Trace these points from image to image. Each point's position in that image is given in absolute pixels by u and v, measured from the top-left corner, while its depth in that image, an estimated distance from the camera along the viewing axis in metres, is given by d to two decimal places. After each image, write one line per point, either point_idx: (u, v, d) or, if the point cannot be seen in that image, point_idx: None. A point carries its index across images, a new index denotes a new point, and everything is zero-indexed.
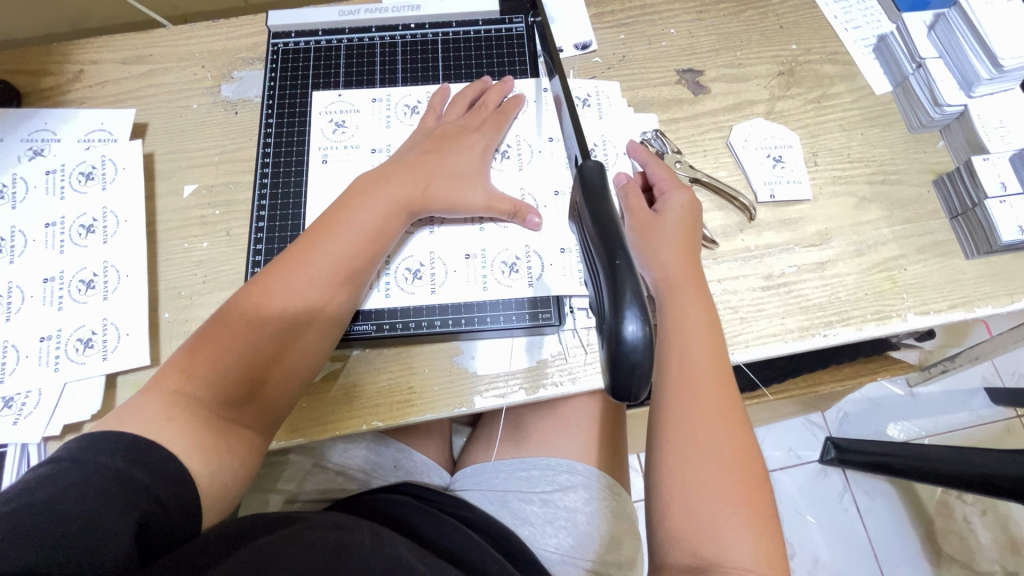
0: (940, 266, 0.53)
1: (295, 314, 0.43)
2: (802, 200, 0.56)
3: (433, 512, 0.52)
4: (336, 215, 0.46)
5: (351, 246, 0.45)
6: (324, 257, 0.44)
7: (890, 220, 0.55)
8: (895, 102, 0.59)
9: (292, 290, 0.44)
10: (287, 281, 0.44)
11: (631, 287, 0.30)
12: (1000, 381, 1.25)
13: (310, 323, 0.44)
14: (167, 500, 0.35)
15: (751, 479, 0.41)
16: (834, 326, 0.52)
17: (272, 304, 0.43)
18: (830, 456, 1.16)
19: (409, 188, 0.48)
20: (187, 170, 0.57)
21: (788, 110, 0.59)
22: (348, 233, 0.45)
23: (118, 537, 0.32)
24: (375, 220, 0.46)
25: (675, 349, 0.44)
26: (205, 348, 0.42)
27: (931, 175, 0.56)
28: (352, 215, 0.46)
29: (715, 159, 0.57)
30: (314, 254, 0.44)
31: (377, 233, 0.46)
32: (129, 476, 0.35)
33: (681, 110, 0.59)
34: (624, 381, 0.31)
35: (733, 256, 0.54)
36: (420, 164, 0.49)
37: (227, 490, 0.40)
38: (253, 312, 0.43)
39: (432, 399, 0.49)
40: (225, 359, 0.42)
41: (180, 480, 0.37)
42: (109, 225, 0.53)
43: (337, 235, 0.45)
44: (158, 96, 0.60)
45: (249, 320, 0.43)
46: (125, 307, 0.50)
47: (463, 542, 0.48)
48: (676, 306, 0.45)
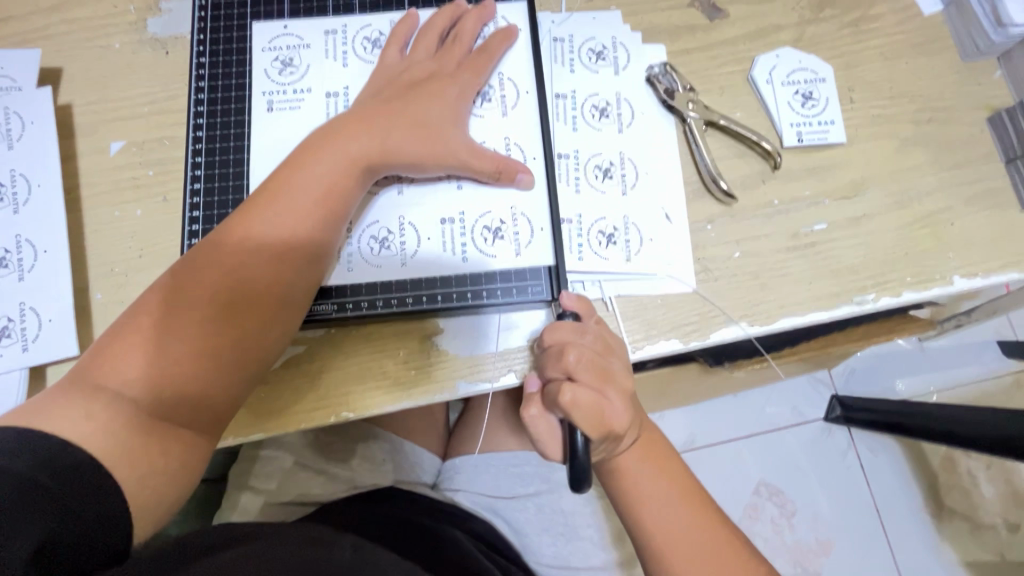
0: (992, 220, 0.46)
1: (241, 298, 0.37)
2: (835, 144, 0.47)
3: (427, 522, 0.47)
4: (284, 176, 0.39)
5: (303, 211, 0.38)
6: (273, 227, 0.38)
7: (936, 165, 0.47)
8: (946, 24, 0.50)
9: (236, 265, 0.37)
10: (229, 261, 0.37)
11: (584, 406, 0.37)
12: (1012, 334, 1.20)
13: (261, 304, 0.38)
14: (82, 510, 0.29)
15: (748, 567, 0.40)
16: (868, 292, 0.45)
17: (209, 288, 0.37)
18: (836, 414, 1.14)
19: (368, 140, 0.40)
20: (112, 123, 0.48)
21: (819, 36, 0.50)
22: (300, 193, 0.38)
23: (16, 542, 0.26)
24: (329, 182, 0.39)
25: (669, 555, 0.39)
26: (132, 340, 0.35)
27: (985, 112, 0.48)
28: (302, 175, 0.39)
29: (734, 97, 0.49)
30: (259, 222, 0.38)
31: (334, 194, 0.39)
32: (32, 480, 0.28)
33: (693, 39, 0.50)
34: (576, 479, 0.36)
35: (754, 212, 0.46)
36: (383, 112, 0.41)
37: (161, 496, 0.35)
38: (187, 299, 0.36)
39: (410, 386, 0.43)
40: (159, 347, 0.35)
41: (98, 488, 0.31)
42: (19, 191, 0.44)
43: (285, 200, 0.38)
44: (71, 33, 0.50)
45: (187, 302, 0.36)
46: (46, 288, 0.43)
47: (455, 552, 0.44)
48: (650, 486, 0.41)
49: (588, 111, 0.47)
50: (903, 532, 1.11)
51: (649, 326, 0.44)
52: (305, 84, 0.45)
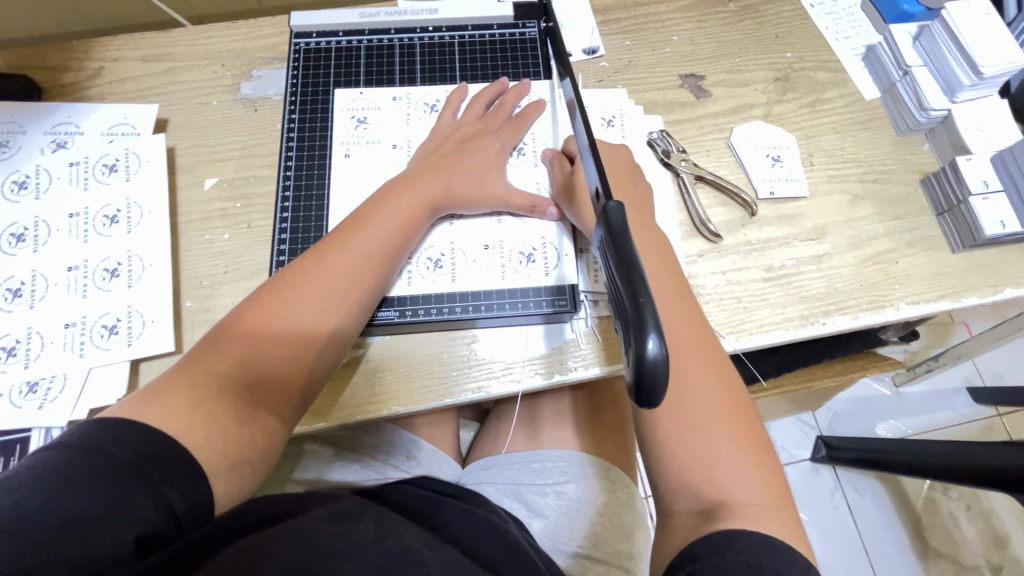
0: (929, 260, 0.57)
1: (329, 305, 0.45)
2: (799, 196, 0.59)
3: (449, 503, 0.54)
4: (371, 211, 0.49)
5: (382, 239, 0.48)
6: (360, 248, 0.47)
7: (882, 216, 0.58)
8: (883, 107, 0.63)
9: (327, 274, 0.46)
10: (322, 274, 0.46)
11: (650, 309, 0.29)
12: (981, 381, 1.29)
13: (342, 311, 0.46)
14: (174, 505, 0.36)
15: (735, 392, 0.44)
16: (830, 315, 0.54)
17: (305, 295, 0.45)
18: (821, 454, 1.20)
19: (434, 186, 0.50)
20: (209, 164, 0.58)
21: (784, 114, 0.62)
22: (380, 223, 0.48)
23: (117, 540, 0.34)
24: (404, 216, 0.49)
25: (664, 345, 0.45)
26: (241, 335, 0.43)
27: (918, 175, 0.60)
28: (383, 211, 0.49)
29: (718, 159, 0.60)
30: (344, 245, 0.47)
31: (406, 227, 0.49)
32: (139, 475, 0.36)
33: (684, 112, 0.62)
34: (643, 397, 0.29)
35: (736, 249, 0.57)
36: (442, 164, 0.52)
37: (242, 484, 0.42)
38: (285, 303, 0.45)
39: (451, 383, 0.51)
40: (260, 340, 0.43)
41: (193, 481, 0.38)
42: (132, 215, 0.54)
43: (370, 230, 0.48)
44: (179, 92, 0.61)
45: (285, 304, 0.45)
46: (149, 294, 0.51)
47: (476, 533, 0.50)
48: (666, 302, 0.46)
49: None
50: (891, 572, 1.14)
51: None
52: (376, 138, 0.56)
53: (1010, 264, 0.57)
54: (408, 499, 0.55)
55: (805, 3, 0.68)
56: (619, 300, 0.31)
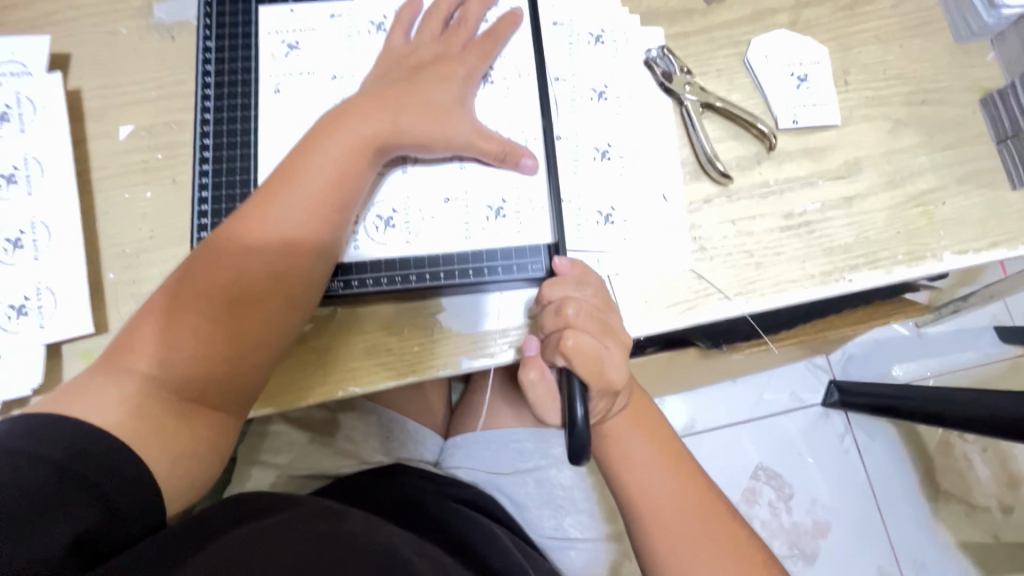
0: (983, 199, 0.47)
1: (257, 283, 0.39)
2: (829, 125, 0.48)
3: (432, 495, 0.50)
4: (299, 164, 0.40)
5: (313, 199, 0.40)
6: (287, 213, 0.39)
7: (929, 146, 0.48)
8: (941, 6, 0.51)
9: (266, 244, 0.39)
10: (246, 247, 0.39)
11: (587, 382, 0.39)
12: (1010, 319, 1.21)
13: (275, 292, 0.40)
14: (117, 501, 0.32)
15: (733, 532, 0.39)
16: (859, 269, 0.46)
17: (229, 274, 0.39)
18: (833, 399, 1.15)
19: (375, 129, 0.41)
20: (121, 108, 0.49)
21: (815, 19, 0.51)
22: (311, 178, 0.40)
23: (55, 538, 0.29)
24: (340, 169, 0.40)
25: (643, 500, 0.40)
26: (161, 323, 0.38)
27: (977, 94, 0.49)
28: (313, 163, 0.40)
29: (730, 80, 0.50)
30: (278, 207, 0.40)
31: (343, 182, 0.41)
32: (73, 472, 0.32)
33: (691, 22, 0.51)
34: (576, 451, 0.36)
35: (749, 193, 0.47)
36: (387, 99, 0.42)
37: (192, 478, 0.38)
38: (206, 285, 0.39)
39: (414, 360, 0.44)
40: (199, 328, 0.38)
41: (134, 476, 0.34)
42: (33, 174, 0.46)
43: (298, 189, 0.40)
44: (78, 19, 0.51)
45: (223, 283, 0.39)
46: (61, 268, 0.44)
47: (468, 527, 0.47)
48: (639, 449, 0.41)
49: (586, 94, 0.48)
50: (900, 515, 1.13)
51: (643, 302, 0.45)
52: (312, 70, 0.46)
53: None
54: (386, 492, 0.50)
55: None
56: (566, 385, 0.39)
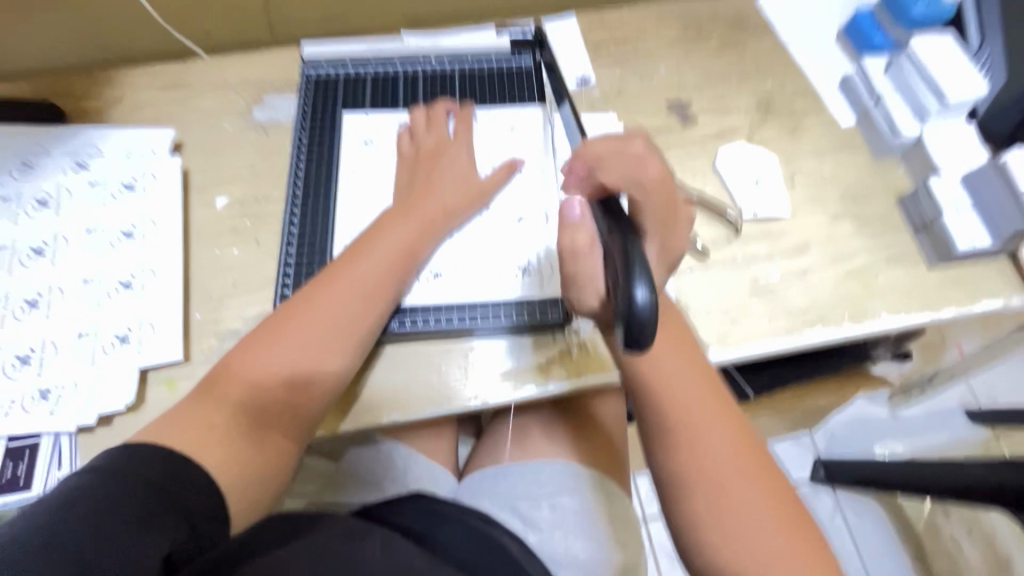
0: (907, 274, 0.59)
1: (335, 327, 0.48)
2: (781, 215, 0.62)
3: (450, 517, 0.56)
4: (370, 237, 0.52)
5: (384, 262, 0.51)
6: (362, 273, 0.50)
7: (861, 233, 0.61)
8: (860, 132, 0.67)
9: (343, 301, 0.48)
10: (325, 295, 0.49)
11: (643, 265, 0.34)
12: (976, 402, 1.30)
13: (348, 333, 0.48)
14: (198, 521, 0.39)
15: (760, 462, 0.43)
16: (814, 326, 0.57)
17: (310, 319, 0.47)
18: (820, 475, 1.20)
19: (427, 211, 0.54)
20: (221, 184, 0.61)
21: (766, 138, 0.66)
22: (382, 249, 0.51)
23: (148, 554, 0.36)
24: (403, 241, 0.52)
25: (682, 412, 0.44)
26: (251, 357, 0.46)
27: (894, 196, 0.63)
28: (383, 237, 0.52)
29: (704, 179, 0.64)
30: (353, 275, 0.50)
31: (406, 250, 0.52)
32: (164, 494, 0.38)
33: (671, 136, 0.66)
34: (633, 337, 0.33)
35: (723, 264, 0.59)
36: (425, 187, 0.56)
37: (257, 498, 0.44)
38: (291, 327, 0.47)
39: (448, 391, 0.53)
40: (288, 366, 0.46)
41: (214, 496, 0.40)
42: (147, 231, 0.56)
43: (372, 256, 0.51)
44: (194, 118, 0.65)
45: (305, 325, 0.47)
46: (161, 306, 0.54)
47: (481, 548, 0.53)
48: (677, 366, 0.46)
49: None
50: None
51: None
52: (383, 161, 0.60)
53: (985, 278, 0.59)
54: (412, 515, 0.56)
55: (783, 37, 0.73)
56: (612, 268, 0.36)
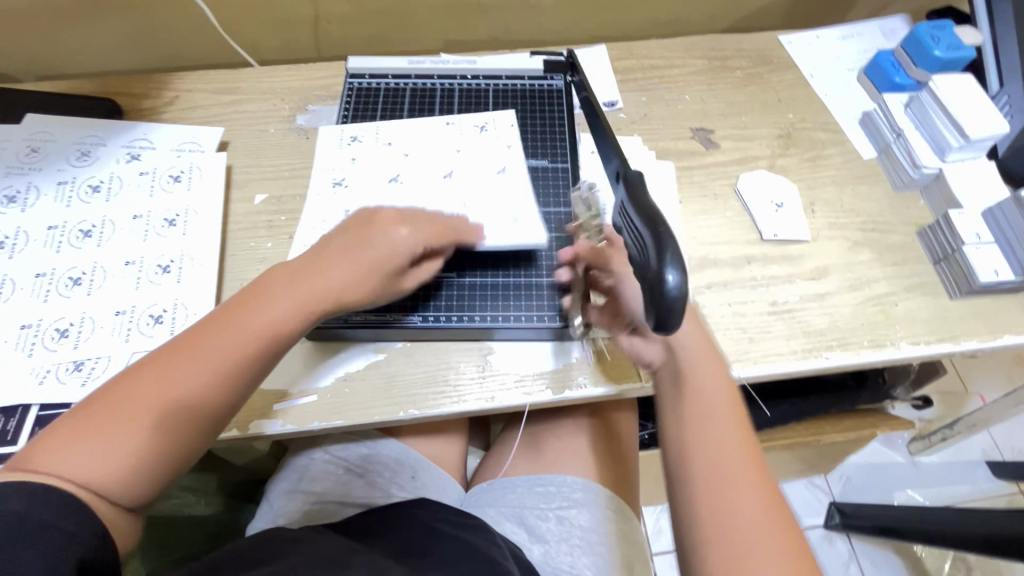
0: (927, 304, 0.59)
1: (213, 385, 0.42)
2: (801, 239, 0.63)
3: (446, 533, 0.54)
4: (268, 285, 0.46)
5: (280, 314, 0.45)
6: (253, 325, 0.44)
7: (881, 262, 0.62)
8: (880, 166, 0.68)
9: (212, 376, 0.42)
10: (207, 349, 0.42)
11: (672, 248, 0.36)
12: (1000, 455, 1.26)
13: (224, 395, 0.42)
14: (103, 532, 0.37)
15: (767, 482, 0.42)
16: (833, 350, 0.57)
17: (188, 376, 0.41)
18: (835, 521, 1.15)
19: (336, 270, 0.47)
20: (261, 181, 0.64)
21: (787, 166, 0.68)
22: (283, 296, 0.45)
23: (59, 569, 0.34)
24: (301, 297, 0.45)
25: (699, 418, 0.45)
26: (115, 407, 0.39)
27: (914, 227, 0.64)
28: (281, 287, 0.46)
29: (725, 203, 0.65)
30: (248, 319, 0.44)
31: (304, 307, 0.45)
32: (30, 518, 0.34)
33: (694, 160, 0.68)
34: (661, 315, 0.35)
35: (742, 284, 0.60)
36: (343, 245, 0.48)
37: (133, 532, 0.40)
38: (168, 382, 0.41)
39: (463, 392, 0.53)
40: (150, 422, 0.40)
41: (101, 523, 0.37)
42: (189, 220, 0.59)
43: (265, 304, 0.45)
44: (241, 120, 0.69)
45: (183, 379, 0.41)
46: (195, 290, 0.56)
47: (475, 565, 0.50)
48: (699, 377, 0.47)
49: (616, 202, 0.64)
50: None
51: None
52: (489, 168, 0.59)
53: (1006, 313, 0.59)
54: (408, 530, 0.54)
55: (805, 73, 0.75)
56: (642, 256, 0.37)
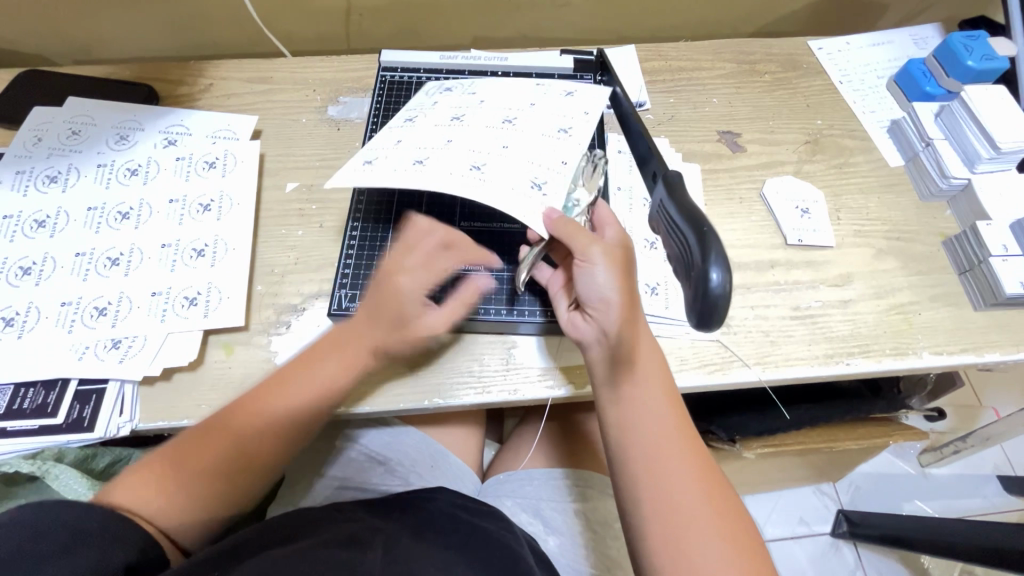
0: (951, 314, 0.59)
1: (278, 434, 0.49)
2: (825, 246, 0.63)
3: (461, 521, 0.54)
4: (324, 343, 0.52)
5: (339, 367, 0.51)
6: (317, 378, 0.51)
7: (905, 270, 0.62)
8: (907, 174, 0.68)
9: (282, 422, 0.49)
10: (273, 404, 0.49)
11: (716, 248, 0.41)
12: (1012, 470, 1.25)
13: (289, 440, 0.50)
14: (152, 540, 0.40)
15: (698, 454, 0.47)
16: (854, 356, 0.57)
17: (260, 424, 0.49)
18: (842, 529, 1.16)
19: (384, 325, 0.52)
20: (293, 170, 0.65)
21: (813, 172, 0.68)
22: (342, 352, 0.52)
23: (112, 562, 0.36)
24: (357, 352, 0.52)
25: (637, 403, 0.48)
26: (197, 453, 0.47)
27: (940, 237, 0.64)
28: (337, 349, 0.52)
29: (750, 207, 0.65)
30: (312, 373, 0.51)
31: (360, 359, 0.52)
32: (74, 526, 0.37)
33: (720, 163, 0.68)
34: (704, 312, 0.41)
35: (765, 287, 0.60)
36: (389, 293, 0.53)
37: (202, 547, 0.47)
38: (243, 432, 0.48)
39: (486, 383, 0.54)
40: (228, 465, 0.47)
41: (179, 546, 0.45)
42: (223, 206, 0.61)
43: (326, 359, 0.51)
44: (274, 109, 0.70)
45: (253, 427, 0.48)
46: (229, 274, 0.57)
47: (493, 552, 0.50)
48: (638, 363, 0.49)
49: (642, 203, 0.64)
50: None
51: (680, 363, 0.56)
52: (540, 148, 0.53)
53: None
54: (425, 514, 0.55)
55: (834, 79, 0.75)
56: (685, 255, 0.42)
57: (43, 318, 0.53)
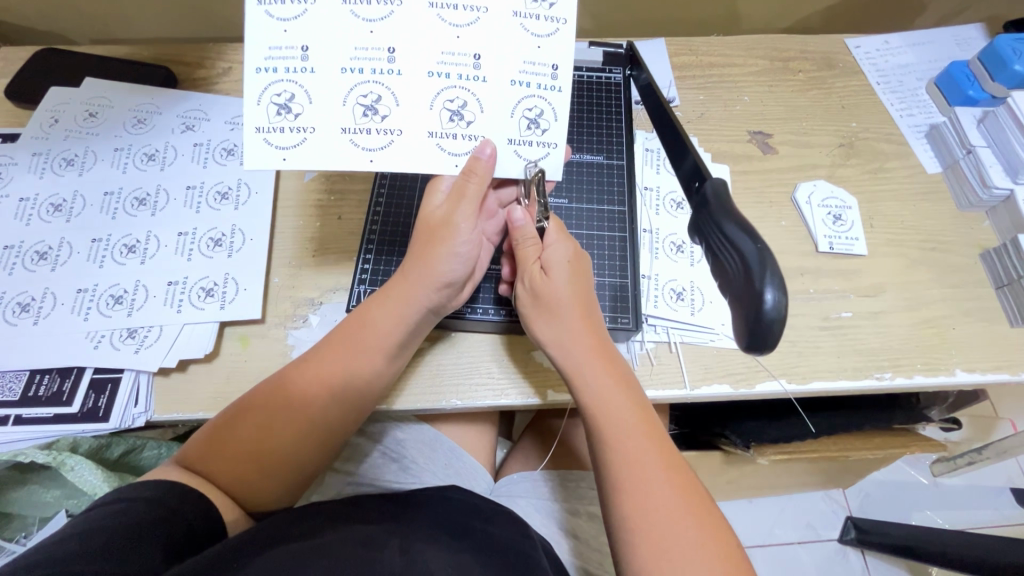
0: (986, 329, 0.58)
1: (315, 407, 0.46)
2: (857, 255, 0.61)
3: (474, 523, 0.53)
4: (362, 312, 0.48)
5: (378, 333, 0.47)
6: (353, 344, 0.47)
7: (940, 282, 0.60)
8: (945, 181, 0.66)
9: (318, 393, 0.46)
10: (309, 377, 0.46)
11: (771, 266, 0.38)
12: None
13: (327, 412, 0.46)
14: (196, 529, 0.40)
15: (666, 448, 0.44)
16: (885, 370, 0.55)
17: (296, 396, 0.46)
18: (849, 536, 1.14)
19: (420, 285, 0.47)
20: None
21: (847, 176, 0.66)
22: (379, 315, 0.47)
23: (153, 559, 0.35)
24: (396, 314, 0.47)
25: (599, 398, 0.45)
26: (238, 428, 0.46)
27: (979, 249, 0.62)
28: (375, 313, 0.47)
29: (780, 211, 0.63)
30: (347, 342, 0.47)
31: (399, 324, 0.47)
32: (129, 526, 0.37)
33: (751, 164, 0.66)
34: (756, 339, 0.38)
35: (794, 295, 0.59)
36: (426, 250, 0.47)
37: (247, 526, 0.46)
38: (280, 403, 0.46)
39: (506, 385, 0.53)
40: (265, 439, 0.45)
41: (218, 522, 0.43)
42: (242, 195, 0.60)
43: (360, 328, 0.47)
44: None
45: (290, 399, 0.46)
46: (247, 265, 0.56)
47: (510, 554, 0.48)
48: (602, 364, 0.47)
49: (669, 204, 0.63)
50: None
51: (706, 371, 0.54)
52: (514, 47, 0.45)
53: None
54: (437, 515, 0.53)
55: (872, 81, 0.72)
56: (735, 273, 0.39)
57: (59, 304, 0.53)
